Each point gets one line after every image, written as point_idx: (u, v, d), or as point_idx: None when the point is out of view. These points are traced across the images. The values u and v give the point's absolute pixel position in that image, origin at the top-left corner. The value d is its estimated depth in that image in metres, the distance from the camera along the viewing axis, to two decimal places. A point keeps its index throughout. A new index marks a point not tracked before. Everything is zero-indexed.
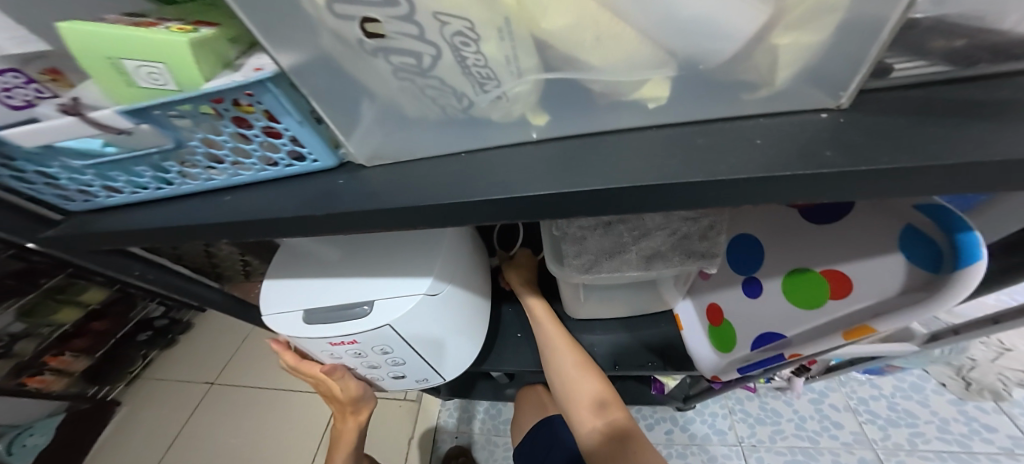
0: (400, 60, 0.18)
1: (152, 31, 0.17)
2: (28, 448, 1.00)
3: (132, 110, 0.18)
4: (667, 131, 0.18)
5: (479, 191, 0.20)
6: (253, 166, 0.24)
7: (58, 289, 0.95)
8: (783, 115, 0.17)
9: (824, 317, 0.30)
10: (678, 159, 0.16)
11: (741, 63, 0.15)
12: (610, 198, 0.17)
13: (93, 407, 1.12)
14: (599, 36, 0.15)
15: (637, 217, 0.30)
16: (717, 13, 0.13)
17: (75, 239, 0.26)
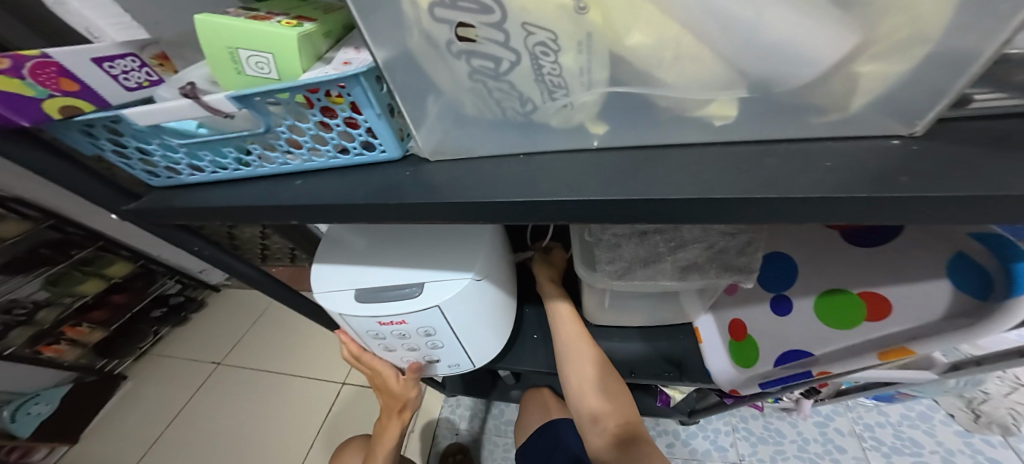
0: (479, 64, 0.20)
1: (268, 25, 0.21)
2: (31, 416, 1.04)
3: (240, 96, 0.21)
4: (732, 148, 0.19)
5: (541, 190, 0.21)
6: (326, 153, 0.27)
7: (84, 261, 1.04)
8: (852, 139, 0.18)
9: (857, 338, 0.30)
10: (743, 176, 0.17)
11: (818, 88, 0.16)
12: (672, 208, 0.18)
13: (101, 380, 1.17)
14: (678, 55, 0.16)
15: (676, 229, 0.32)
16: (801, 40, 0.14)
17: (155, 210, 0.29)
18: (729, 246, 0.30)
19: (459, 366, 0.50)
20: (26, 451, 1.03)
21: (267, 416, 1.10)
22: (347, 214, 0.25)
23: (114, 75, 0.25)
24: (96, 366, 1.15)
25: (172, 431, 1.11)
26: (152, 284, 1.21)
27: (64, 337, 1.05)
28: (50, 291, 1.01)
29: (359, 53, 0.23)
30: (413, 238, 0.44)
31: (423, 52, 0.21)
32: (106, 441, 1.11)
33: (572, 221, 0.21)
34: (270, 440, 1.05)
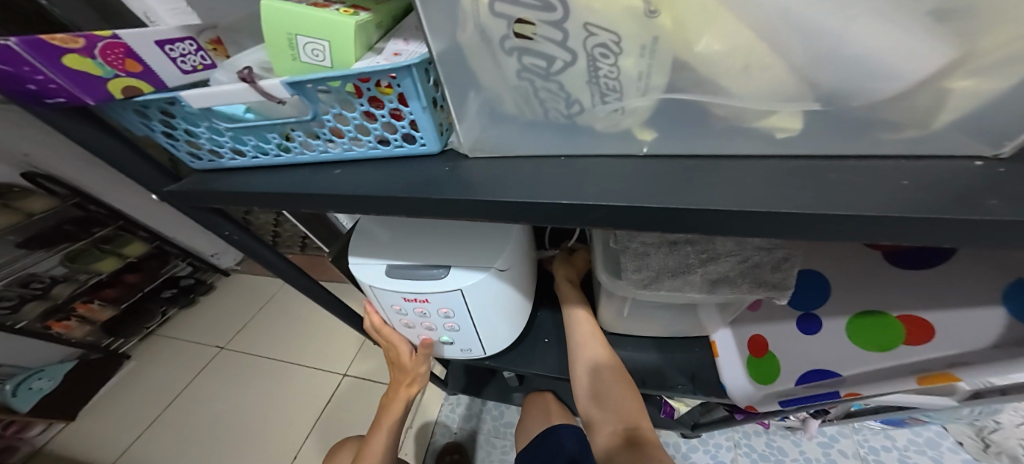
0: (530, 61, 0.21)
1: (327, 13, 0.22)
2: (32, 390, 1.07)
3: (295, 82, 0.23)
4: (795, 162, 0.19)
5: (589, 193, 0.21)
6: (367, 144, 0.29)
7: (105, 239, 1.09)
8: (926, 159, 0.18)
9: (893, 361, 0.32)
10: (810, 190, 0.17)
11: (898, 103, 0.16)
12: (736, 221, 0.17)
13: (105, 358, 1.19)
14: (747, 65, 0.16)
15: (710, 242, 0.33)
16: (887, 52, 0.14)
17: (196, 192, 0.30)
18: (763, 262, 0.31)
19: (471, 350, 0.59)
20: (24, 426, 1.05)
21: (266, 403, 1.10)
22: (391, 206, 0.27)
23: (172, 57, 0.26)
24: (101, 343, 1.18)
25: (172, 410, 1.12)
26: (164, 266, 1.24)
27: (75, 313, 1.10)
28: (67, 267, 1.05)
29: (408, 45, 0.25)
30: (445, 234, 0.50)
31: (474, 46, 0.21)
32: (105, 420, 1.12)
33: (613, 227, 0.21)
34: (267, 427, 1.05)
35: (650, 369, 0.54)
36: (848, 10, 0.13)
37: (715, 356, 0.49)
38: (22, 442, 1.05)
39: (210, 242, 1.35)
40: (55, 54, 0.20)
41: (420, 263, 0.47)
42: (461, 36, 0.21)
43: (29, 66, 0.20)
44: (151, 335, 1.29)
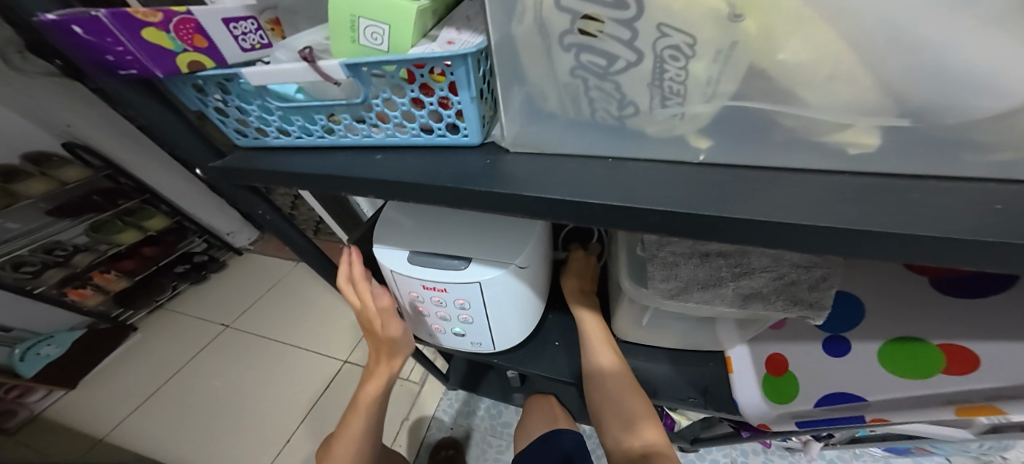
0: (588, 59, 0.21)
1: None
2: (39, 356, 1.11)
3: (353, 65, 0.25)
4: (863, 179, 0.19)
5: (645, 199, 0.21)
6: (410, 131, 0.31)
7: (127, 212, 1.21)
8: (1014, 183, 0.17)
9: (926, 390, 0.32)
10: (889, 209, 0.17)
11: (994, 124, 0.16)
12: (818, 235, 0.17)
13: (113, 328, 1.24)
14: (831, 76, 0.16)
15: (743, 258, 0.35)
16: (1001, 71, 0.14)
17: (236, 170, 0.31)
18: (801, 279, 0.33)
19: (481, 345, 0.59)
20: (25, 391, 1.04)
21: (265, 383, 1.12)
22: (437, 195, 0.28)
23: (235, 35, 0.28)
24: (112, 314, 1.24)
25: (172, 383, 1.15)
26: (181, 240, 1.35)
27: (91, 281, 1.18)
28: (91, 237, 1.16)
29: (460, 33, 0.28)
30: (471, 227, 0.50)
31: (531, 40, 0.21)
32: (105, 390, 1.14)
33: (662, 231, 0.21)
34: (264, 409, 1.07)
35: (662, 380, 0.54)
36: (958, 25, 0.14)
37: (730, 372, 0.50)
38: (21, 407, 1.03)
39: (226, 221, 1.43)
40: (133, 26, 0.22)
41: (444, 251, 0.48)
42: (522, 26, 0.21)
43: (111, 37, 0.21)
44: (159, 308, 1.35)
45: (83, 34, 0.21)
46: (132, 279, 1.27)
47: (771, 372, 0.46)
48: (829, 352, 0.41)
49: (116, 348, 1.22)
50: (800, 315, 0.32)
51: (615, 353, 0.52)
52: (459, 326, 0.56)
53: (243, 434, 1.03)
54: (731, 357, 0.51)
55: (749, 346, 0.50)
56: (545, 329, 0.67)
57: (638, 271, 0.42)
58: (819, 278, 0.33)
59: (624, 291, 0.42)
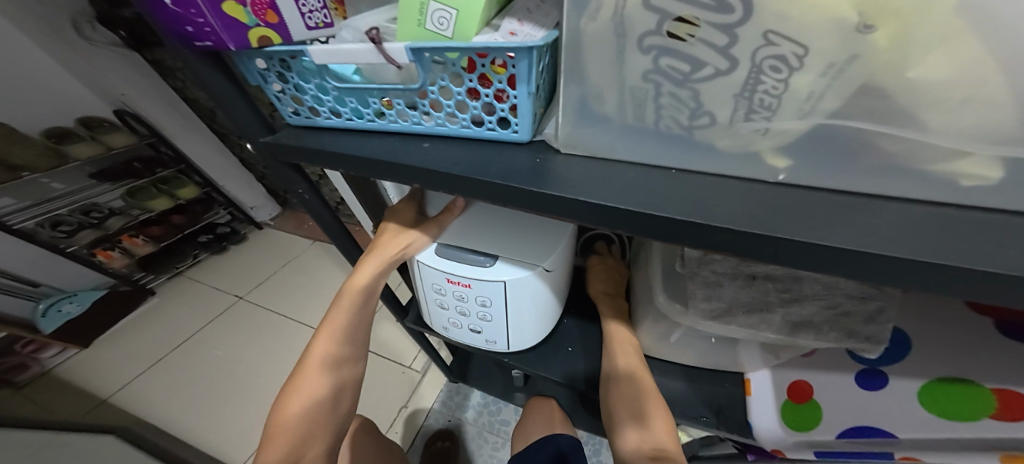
0: (667, 63, 0.20)
1: None
2: (60, 312, 1.15)
3: (417, 49, 0.26)
4: (968, 213, 0.18)
5: (718, 215, 0.20)
6: (460, 122, 0.31)
7: (162, 180, 1.28)
8: None
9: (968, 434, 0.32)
10: (1009, 249, 0.16)
11: None
12: (915, 271, 0.17)
13: (133, 291, 1.27)
14: (968, 99, 0.15)
15: (794, 284, 0.38)
16: None
17: (289, 146, 0.33)
18: (856, 311, 0.36)
19: (496, 344, 0.59)
20: (40, 346, 1.10)
21: (270, 357, 1.14)
22: (484, 191, 0.28)
23: (302, 12, 0.27)
24: (133, 277, 1.28)
25: (180, 350, 1.17)
26: (207, 211, 1.38)
27: (120, 244, 1.22)
28: (125, 200, 1.21)
29: (522, 25, 0.27)
30: (506, 226, 0.50)
31: (605, 40, 0.21)
32: (118, 351, 1.17)
33: (727, 252, 0.21)
34: (265, 383, 1.08)
35: (676, 397, 0.53)
36: None
37: (747, 394, 0.50)
38: (35, 362, 1.09)
39: (253, 196, 1.46)
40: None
41: (472, 247, 0.49)
42: (600, 21, 0.20)
43: (195, 8, 0.22)
44: (178, 275, 1.38)
45: (170, 4, 0.22)
46: (157, 245, 1.29)
47: (793, 398, 0.46)
48: (865, 386, 0.40)
49: (133, 310, 1.25)
50: (855, 345, 0.34)
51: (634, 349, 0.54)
52: (477, 323, 0.55)
53: (245, 404, 1.05)
54: (751, 381, 0.50)
55: (771, 371, 0.48)
56: (558, 335, 0.67)
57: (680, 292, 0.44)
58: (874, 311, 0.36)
59: (659, 306, 0.45)
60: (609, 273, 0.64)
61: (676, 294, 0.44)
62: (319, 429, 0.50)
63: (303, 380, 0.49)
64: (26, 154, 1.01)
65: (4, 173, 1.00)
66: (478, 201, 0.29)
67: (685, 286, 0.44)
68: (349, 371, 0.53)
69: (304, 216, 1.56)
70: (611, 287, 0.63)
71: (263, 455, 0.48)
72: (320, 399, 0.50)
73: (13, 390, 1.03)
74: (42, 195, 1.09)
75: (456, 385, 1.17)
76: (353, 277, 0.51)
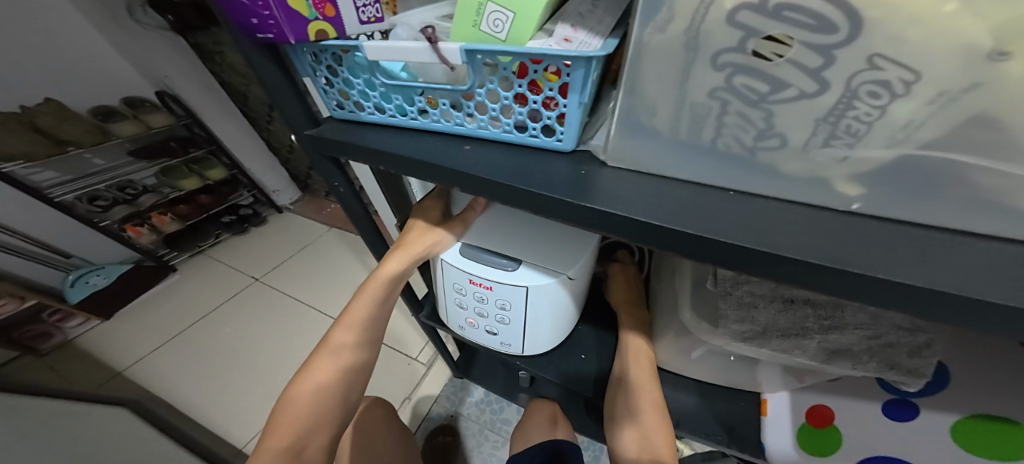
0: (743, 81, 0.19)
1: None
2: (87, 284, 1.20)
3: (472, 50, 0.26)
4: None
5: (786, 244, 0.20)
6: (503, 126, 0.31)
7: (192, 161, 1.31)
8: None
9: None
10: None
11: None
12: (1001, 318, 0.16)
13: (157, 267, 1.30)
14: None
15: (834, 312, 0.37)
16: None
17: (333, 140, 0.33)
18: (901, 343, 0.34)
19: (510, 347, 0.58)
20: (64, 316, 1.14)
21: (282, 339, 1.16)
22: (526, 201, 0.28)
23: (356, 6, 0.28)
24: (158, 253, 1.31)
25: (196, 327, 1.20)
26: (232, 193, 1.41)
27: (149, 221, 1.27)
28: (159, 179, 1.26)
29: (577, 32, 0.26)
30: (534, 230, 0.50)
31: (672, 54, 0.20)
32: (137, 324, 1.20)
33: (789, 282, 0.20)
34: (273, 365, 1.10)
35: (689, 413, 0.55)
36: None
37: (763, 414, 0.50)
38: (58, 331, 1.13)
39: (276, 179, 1.48)
40: None
41: (497, 249, 0.48)
42: (670, 35, 0.19)
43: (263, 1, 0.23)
44: (200, 254, 1.40)
45: None
46: (182, 223, 1.33)
47: (812, 423, 0.45)
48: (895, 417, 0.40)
49: (153, 287, 1.28)
50: (899, 377, 0.34)
51: (649, 363, 0.54)
52: (494, 325, 0.55)
53: (256, 385, 1.06)
54: (768, 401, 0.50)
55: (789, 394, 0.48)
56: (571, 342, 0.66)
57: (710, 312, 0.44)
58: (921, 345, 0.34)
59: (683, 322, 0.45)
60: (628, 283, 0.64)
61: (704, 313, 0.44)
62: (326, 419, 0.50)
63: (315, 367, 0.49)
64: (73, 130, 1.06)
65: (51, 148, 1.04)
66: (519, 209, 0.29)
67: (714, 302, 0.44)
68: (361, 364, 0.53)
69: (323, 202, 1.58)
70: (629, 297, 0.62)
71: (268, 438, 0.48)
72: (330, 389, 0.49)
73: (35, 357, 1.07)
74: (85, 170, 1.15)
75: (460, 381, 1.17)
76: (377, 271, 0.51)
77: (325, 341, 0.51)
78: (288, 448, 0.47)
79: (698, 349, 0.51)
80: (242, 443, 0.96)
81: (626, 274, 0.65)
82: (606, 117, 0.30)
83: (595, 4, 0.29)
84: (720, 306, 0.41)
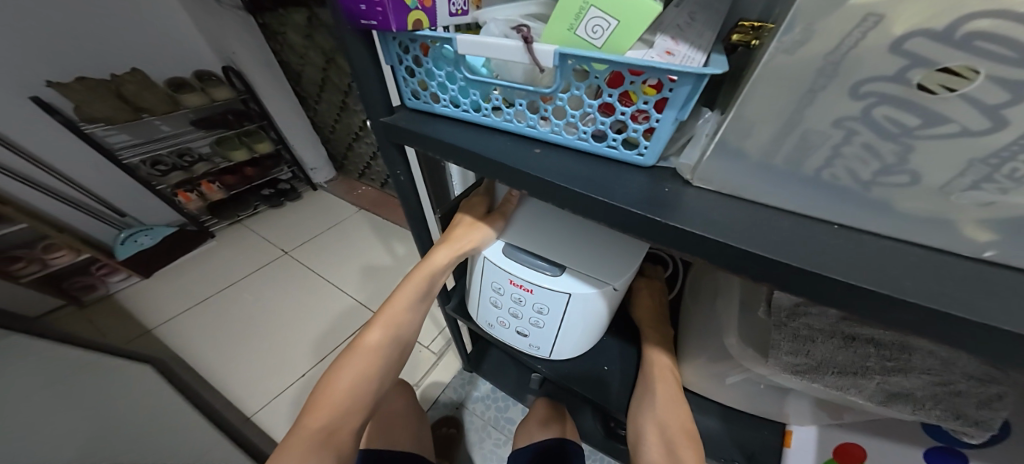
0: (885, 113, 0.18)
1: None
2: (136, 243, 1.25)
3: (565, 54, 0.26)
4: None
5: (908, 287, 0.19)
6: (579, 133, 0.30)
7: (246, 134, 1.37)
8: None
9: None
10: None
11: None
12: None
13: (196, 233, 1.35)
14: None
15: (900, 354, 0.35)
16: None
17: (403, 129, 0.34)
18: (971, 392, 0.32)
19: (538, 350, 0.57)
20: (110, 271, 1.21)
21: (303, 314, 1.18)
22: (604, 214, 0.27)
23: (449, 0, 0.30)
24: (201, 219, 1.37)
25: (220, 295, 1.23)
26: (274, 168, 1.48)
27: (198, 188, 1.32)
28: (213, 148, 1.33)
29: (678, 45, 0.26)
30: (577, 236, 0.49)
31: (800, 78, 0.20)
32: (172, 285, 1.25)
33: (902, 329, 0.19)
34: (294, 339, 1.12)
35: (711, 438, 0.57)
36: None
37: (787, 446, 0.52)
38: (102, 284, 1.19)
39: (315, 157, 1.55)
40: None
41: (540, 252, 0.48)
42: (804, 58, 0.19)
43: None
44: (238, 224, 1.45)
45: None
46: (226, 193, 1.38)
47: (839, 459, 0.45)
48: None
49: (195, 249, 1.34)
50: (963, 427, 0.32)
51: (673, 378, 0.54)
52: (527, 327, 0.54)
53: (275, 356, 1.09)
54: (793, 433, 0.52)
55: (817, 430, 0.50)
56: (596, 353, 0.65)
57: (759, 340, 0.43)
58: (992, 396, 0.32)
59: (727, 346, 0.45)
60: (656, 301, 0.63)
61: (752, 339, 0.43)
62: (360, 405, 0.50)
63: (357, 354, 0.50)
64: (150, 98, 1.09)
65: (130, 114, 1.08)
66: (592, 221, 0.28)
67: (764, 331, 0.43)
68: (398, 353, 0.53)
69: (356, 184, 1.63)
70: (656, 315, 0.61)
71: (306, 418, 0.49)
72: (368, 376, 0.50)
73: (77, 308, 1.15)
74: (152, 135, 1.22)
75: (466, 374, 1.16)
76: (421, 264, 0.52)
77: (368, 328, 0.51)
78: (324, 429, 0.48)
79: (734, 376, 0.50)
80: (251, 411, 0.98)
81: (656, 293, 0.63)
82: (691, 133, 0.29)
83: (692, 17, 0.28)
84: (772, 336, 0.39)
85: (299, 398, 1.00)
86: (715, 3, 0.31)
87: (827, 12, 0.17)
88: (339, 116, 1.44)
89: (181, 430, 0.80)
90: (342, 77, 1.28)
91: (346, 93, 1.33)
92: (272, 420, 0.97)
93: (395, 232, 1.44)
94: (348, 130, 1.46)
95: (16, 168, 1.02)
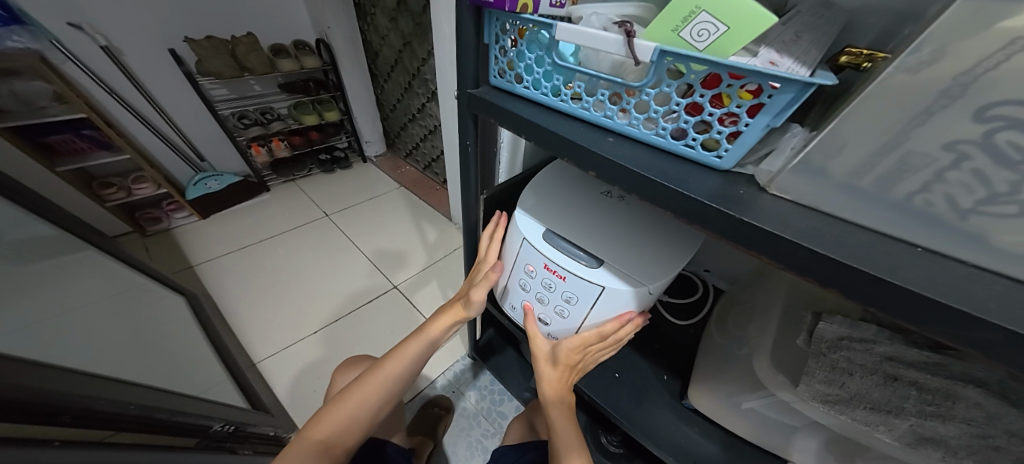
0: (1009, 138, 0.19)
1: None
2: (204, 187, 1.37)
3: (665, 52, 0.28)
4: None
5: (988, 309, 0.20)
6: (658, 129, 0.32)
7: (319, 101, 1.53)
8: None
9: None
10: None
11: None
12: None
13: (254, 184, 1.48)
14: None
15: (943, 401, 0.31)
16: None
17: (484, 102, 0.41)
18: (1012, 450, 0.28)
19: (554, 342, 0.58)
20: (176, 208, 1.34)
21: (332, 275, 1.23)
22: (675, 202, 0.29)
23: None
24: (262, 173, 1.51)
25: (258, 246, 1.29)
26: (334, 135, 1.62)
27: (269, 144, 1.47)
28: (291, 109, 1.49)
29: (783, 57, 0.28)
30: (621, 234, 0.50)
31: (920, 98, 0.21)
32: (217, 229, 1.33)
33: (968, 347, 0.21)
34: (320, 295, 1.17)
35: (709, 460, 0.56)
36: None
37: None
38: (168, 219, 1.31)
39: (371, 132, 1.68)
40: None
41: (578, 241, 0.49)
42: (930, 77, 0.20)
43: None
44: (291, 182, 1.58)
45: None
46: (289, 152, 1.53)
47: None
48: None
49: (240, 201, 1.44)
50: None
51: (561, 372, 0.53)
52: (551, 315, 0.55)
53: (296, 309, 1.12)
54: None
55: None
56: (610, 358, 0.69)
57: (791, 367, 0.43)
58: None
59: (757, 368, 0.45)
60: (580, 347, 0.50)
61: (783, 365, 0.43)
62: (360, 426, 0.56)
63: (365, 384, 0.57)
64: (255, 60, 1.24)
65: (236, 72, 1.23)
66: (653, 207, 0.31)
67: (799, 359, 0.43)
68: (400, 386, 0.59)
69: (400, 163, 1.76)
70: (563, 364, 0.52)
71: (310, 429, 0.54)
72: (369, 405, 0.56)
73: (142, 236, 1.26)
74: (244, 91, 1.39)
75: (467, 361, 1.16)
76: (436, 318, 0.61)
77: (378, 367, 0.58)
78: (323, 442, 0.53)
79: (756, 399, 0.49)
80: (259, 358, 1.00)
81: (582, 340, 0.49)
82: (774, 145, 0.30)
83: (797, 37, 0.30)
84: (807, 364, 0.38)
85: (314, 351, 1.03)
86: (824, 26, 0.32)
87: (970, 34, 0.19)
88: (402, 96, 1.51)
89: (205, 367, 0.84)
90: (414, 61, 1.33)
91: (413, 76, 1.38)
92: (279, 370, 0.99)
93: (428, 215, 1.48)
94: (406, 110, 1.54)
95: (136, 105, 1.17)
